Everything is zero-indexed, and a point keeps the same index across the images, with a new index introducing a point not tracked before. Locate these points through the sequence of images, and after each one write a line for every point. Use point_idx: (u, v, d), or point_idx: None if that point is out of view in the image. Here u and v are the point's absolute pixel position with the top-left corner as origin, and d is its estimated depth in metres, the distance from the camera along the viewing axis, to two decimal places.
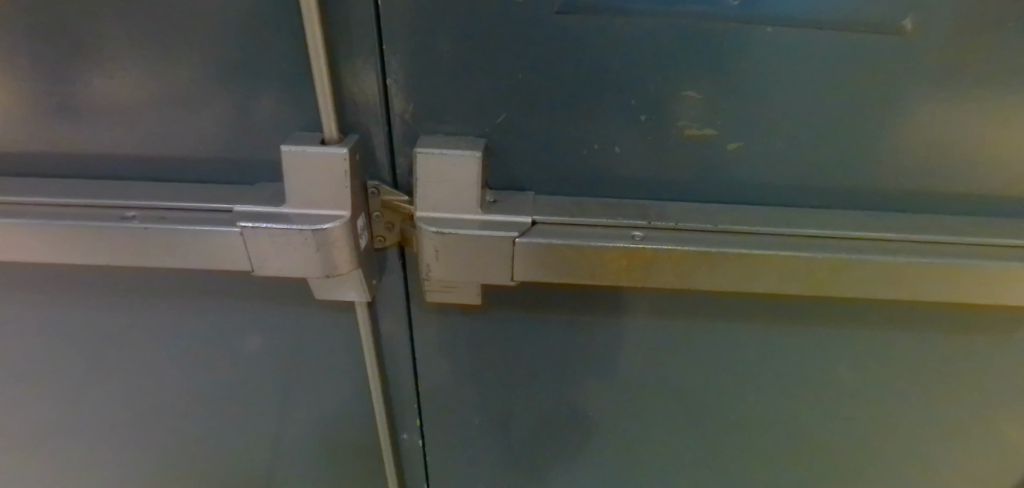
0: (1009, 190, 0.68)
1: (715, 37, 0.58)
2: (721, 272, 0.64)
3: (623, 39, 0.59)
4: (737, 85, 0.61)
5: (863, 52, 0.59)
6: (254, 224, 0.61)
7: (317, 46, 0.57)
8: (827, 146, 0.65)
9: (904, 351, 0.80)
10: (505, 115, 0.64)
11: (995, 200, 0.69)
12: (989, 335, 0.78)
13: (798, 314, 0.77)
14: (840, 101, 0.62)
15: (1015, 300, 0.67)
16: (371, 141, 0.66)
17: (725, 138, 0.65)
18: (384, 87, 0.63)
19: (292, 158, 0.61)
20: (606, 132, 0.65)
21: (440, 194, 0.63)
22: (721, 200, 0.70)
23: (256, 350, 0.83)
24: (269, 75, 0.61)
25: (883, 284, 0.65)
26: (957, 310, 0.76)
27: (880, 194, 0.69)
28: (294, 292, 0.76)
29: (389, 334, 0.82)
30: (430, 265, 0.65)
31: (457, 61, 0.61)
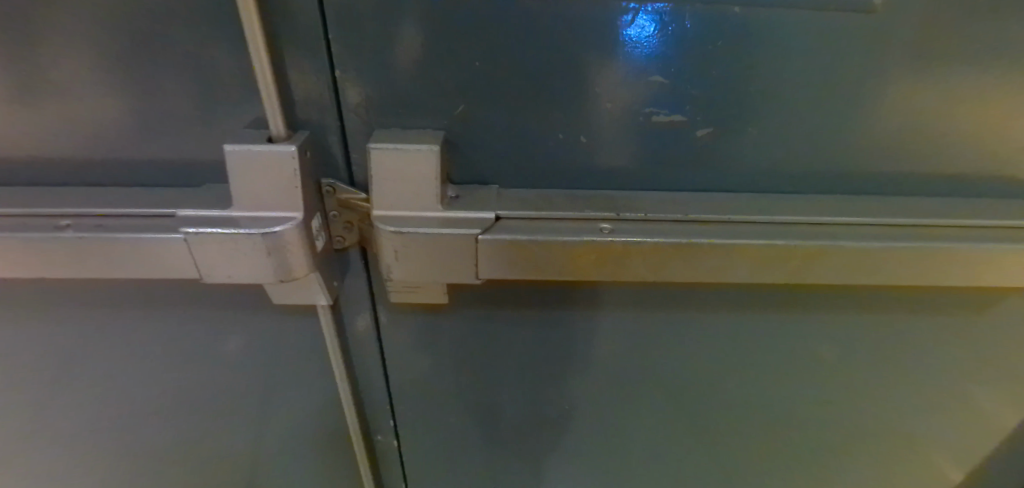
0: (979, 170, 0.68)
1: (681, 18, 0.56)
2: (694, 264, 0.62)
3: (585, 23, 0.56)
4: (705, 69, 0.59)
5: (833, 31, 0.57)
6: (198, 230, 0.58)
7: (256, 39, 0.53)
8: (799, 130, 0.64)
9: (879, 334, 0.80)
10: (464, 107, 0.61)
11: (964, 182, 0.68)
12: (962, 315, 0.78)
13: (773, 301, 0.75)
14: (811, 82, 0.60)
15: (987, 282, 0.67)
16: (323, 138, 0.62)
17: (694, 124, 0.63)
18: (333, 80, 0.59)
19: (236, 158, 0.57)
20: (572, 121, 0.62)
21: (397, 191, 0.60)
22: (691, 188, 0.68)
23: (217, 360, 0.79)
24: (208, 70, 0.57)
25: (856, 271, 0.64)
26: (931, 292, 0.75)
27: (853, 177, 0.67)
28: (252, 298, 0.73)
29: (356, 337, 0.79)
30: (390, 266, 0.62)
31: (410, 50, 0.57)
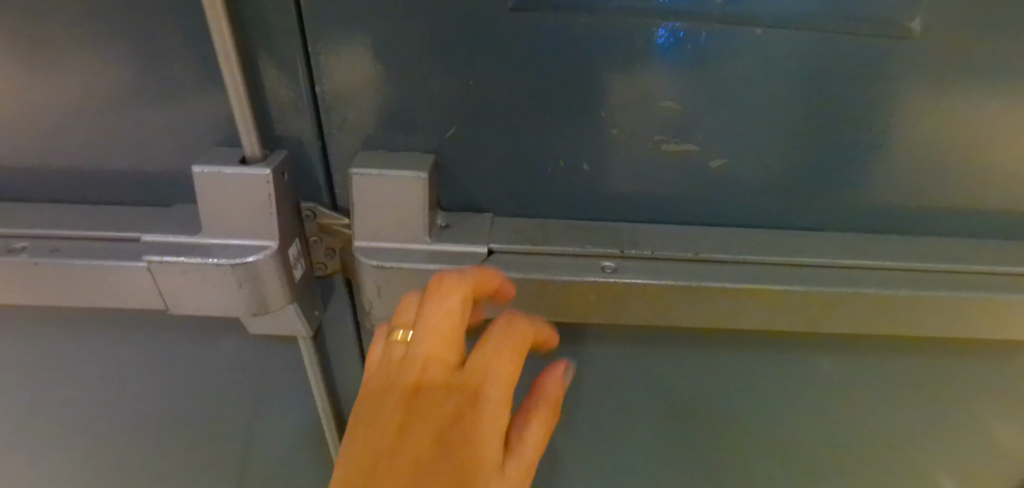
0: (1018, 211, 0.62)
1: (696, 40, 0.50)
2: (702, 308, 0.57)
3: (589, 44, 0.50)
4: (722, 94, 0.53)
5: (864, 59, 0.51)
6: (162, 258, 0.53)
7: (229, 53, 0.47)
8: (821, 163, 0.58)
9: (903, 382, 0.74)
10: (456, 129, 0.56)
11: (1001, 223, 0.62)
12: (993, 364, 0.72)
13: (788, 344, 0.70)
14: (837, 113, 0.55)
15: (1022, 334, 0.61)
16: (303, 158, 0.57)
17: (707, 155, 0.57)
18: (314, 96, 0.54)
19: (205, 181, 0.52)
20: (573, 148, 0.57)
21: (380, 221, 0.55)
22: (702, 221, 0.62)
23: (190, 388, 0.74)
24: (178, 85, 0.52)
25: (879, 320, 0.58)
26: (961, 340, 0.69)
27: (879, 215, 0.62)
28: (228, 325, 0.68)
29: (339, 365, 0.74)
30: (372, 300, 0.57)
31: (396, 68, 0.52)
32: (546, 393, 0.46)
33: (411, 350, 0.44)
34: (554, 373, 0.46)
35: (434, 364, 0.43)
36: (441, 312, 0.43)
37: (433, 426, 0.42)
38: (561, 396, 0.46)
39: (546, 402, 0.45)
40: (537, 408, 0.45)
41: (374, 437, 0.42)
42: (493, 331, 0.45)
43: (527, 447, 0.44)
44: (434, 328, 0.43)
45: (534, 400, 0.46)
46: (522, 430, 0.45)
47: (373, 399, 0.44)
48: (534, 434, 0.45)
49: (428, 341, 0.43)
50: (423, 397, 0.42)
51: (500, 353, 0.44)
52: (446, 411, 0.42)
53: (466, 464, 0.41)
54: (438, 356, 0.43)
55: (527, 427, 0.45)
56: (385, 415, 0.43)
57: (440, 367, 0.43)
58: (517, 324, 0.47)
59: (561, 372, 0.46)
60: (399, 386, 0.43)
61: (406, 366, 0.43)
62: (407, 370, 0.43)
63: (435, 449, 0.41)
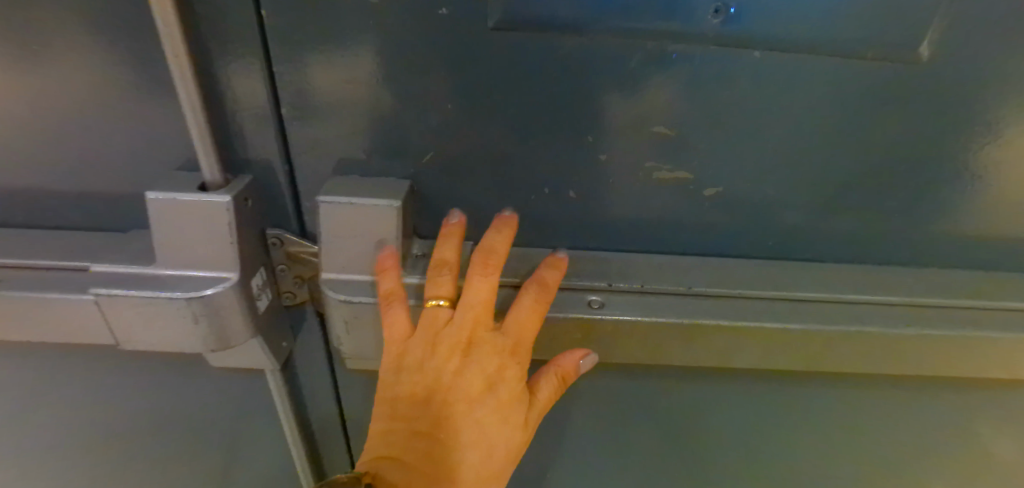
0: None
1: (691, 63, 0.47)
2: (696, 345, 0.54)
3: (577, 66, 0.47)
4: (717, 121, 0.50)
5: (868, 84, 0.49)
6: (109, 291, 0.49)
7: (185, 71, 0.44)
8: (821, 192, 0.55)
9: (905, 422, 0.70)
10: (433, 153, 0.52)
11: (1007, 257, 0.60)
12: (997, 401, 0.69)
13: (787, 383, 0.66)
14: (838, 140, 0.52)
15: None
16: (269, 183, 0.53)
17: (701, 183, 0.54)
18: (280, 117, 0.50)
19: (159, 207, 0.48)
20: (559, 174, 0.53)
21: (350, 251, 0.52)
22: (696, 251, 0.59)
23: (150, 424, 0.69)
24: (129, 103, 0.48)
25: (879, 359, 0.56)
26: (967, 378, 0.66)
27: (881, 247, 0.59)
28: (189, 359, 0.63)
29: (311, 400, 0.70)
30: (342, 334, 0.54)
31: (369, 89, 0.48)
32: (562, 367, 0.52)
33: (455, 315, 0.50)
34: (573, 356, 0.52)
35: (478, 328, 0.50)
36: (486, 284, 0.50)
37: (477, 377, 0.49)
38: (575, 372, 0.52)
39: (559, 373, 0.52)
40: (553, 375, 0.52)
41: (424, 381, 0.50)
42: (531, 296, 0.50)
43: (542, 401, 0.52)
44: (480, 299, 0.50)
45: (550, 368, 0.52)
46: (537, 387, 0.52)
47: (417, 350, 0.50)
48: (547, 395, 0.52)
49: (472, 308, 0.50)
50: (468, 353, 0.50)
51: (534, 317, 0.50)
52: (487, 365, 0.50)
53: (502, 404, 0.50)
54: (482, 319, 0.50)
55: (543, 387, 0.52)
56: (432, 364, 0.50)
57: (484, 330, 0.50)
58: (552, 274, 0.52)
59: (580, 358, 0.52)
60: (444, 342, 0.50)
61: (450, 326, 0.50)
62: (453, 331, 0.50)
63: (478, 394, 0.50)
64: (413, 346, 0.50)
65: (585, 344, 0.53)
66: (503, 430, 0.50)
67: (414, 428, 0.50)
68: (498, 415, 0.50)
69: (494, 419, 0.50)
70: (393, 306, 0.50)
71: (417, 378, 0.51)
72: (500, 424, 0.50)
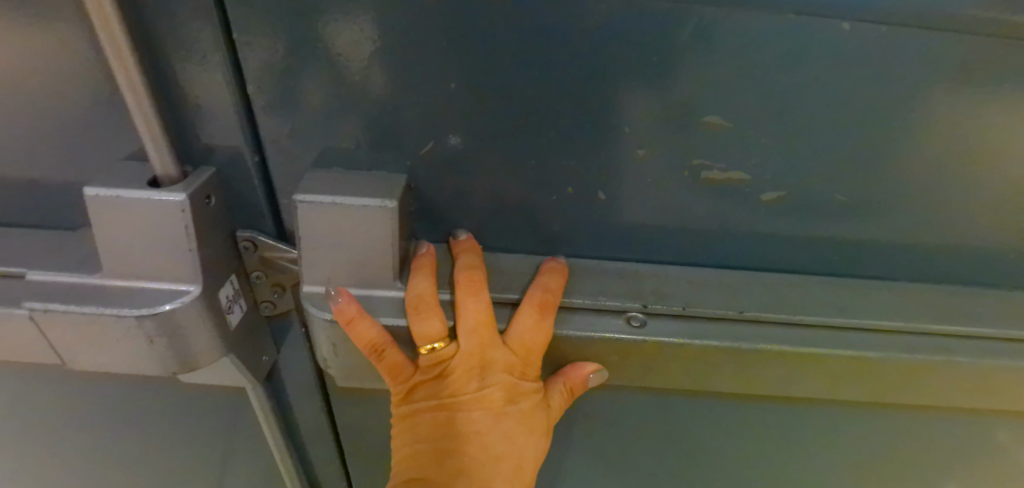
0: None
1: (762, 37, 0.37)
2: (746, 373, 0.46)
3: (617, 38, 0.37)
4: (788, 110, 0.40)
5: (984, 66, 0.38)
6: (46, 306, 0.41)
7: (119, 41, 0.34)
8: (903, 199, 0.45)
9: (964, 456, 0.62)
10: (435, 143, 0.43)
11: None
12: None
13: (839, 415, 0.57)
14: (935, 136, 0.42)
15: None
16: (237, 177, 0.44)
17: (758, 186, 0.44)
18: (245, 99, 0.40)
19: (100, 207, 0.39)
20: (588, 172, 0.44)
21: (334, 261, 0.43)
22: (741, 266, 0.50)
23: (107, 456, 0.60)
24: (61, 78, 0.39)
25: (956, 392, 0.49)
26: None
27: (962, 264, 0.50)
28: (141, 388, 0.54)
29: (296, 422, 0.61)
30: (328, 355, 0.46)
31: (356, 65, 0.39)
32: (569, 379, 0.47)
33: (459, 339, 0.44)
34: (580, 369, 0.46)
35: (485, 349, 0.44)
36: (482, 305, 0.43)
37: (496, 393, 0.45)
38: (584, 384, 0.47)
39: (568, 386, 0.47)
40: (562, 389, 0.47)
41: (440, 402, 0.46)
42: (532, 315, 0.44)
43: (559, 408, 0.47)
44: (481, 319, 0.43)
45: (558, 380, 0.47)
46: (550, 397, 0.47)
47: (424, 374, 0.45)
48: (560, 403, 0.47)
49: (475, 331, 0.44)
50: (483, 374, 0.45)
51: (542, 337, 0.44)
52: (504, 382, 0.45)
53: (525, 415, 0.47)
54: (488, 342, 0.44)
55: (556, 397, 0.47)
56: (443, 386, 0.46)
57: (494, 349, 0.44)
58: (555, 279, 0.45)
59: (590, 372, 0.46)
60: (452, 367, 0.45)
61: (458, 352, 0.44)
62: (461, 356, 0.44)
63: (500, 408, 0.46)
64: (420, 373, 0.45)
65: (592, 360, 0.46)
66: (529, 437, 0.48)
67: (439, 450, 0.46)
68: (522, 426, 0.47)
69: (519, 429, 0.47)
70: (385, 355, 0.44)
71: (432, 401, 0.46)
72: (525, 433, 0.47)
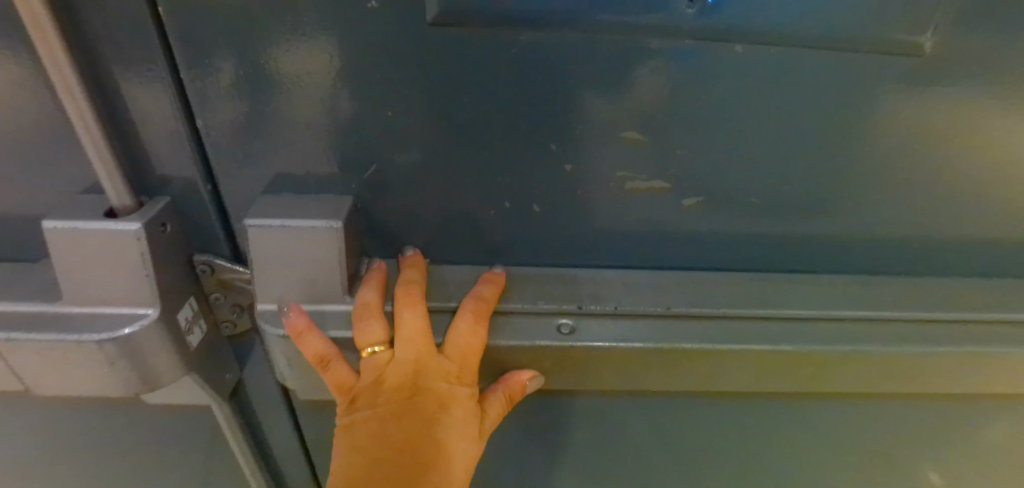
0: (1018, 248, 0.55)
1: (664, 59, 0.41)
2: (679, 368, 0.50)
3: (533, 64, 0.41)
4: (696, 123, 0.44)
5: (865, 76, 0.43)
6: (9, 335, 0.43)
7: (71, 84, 0.37)
8: (811, 199, 0.50)
9: (901, 439, 0.66)
10: (376, 166, 0.46)
11: (1001, 261, 0.56)
12: (998, 415, 0.65)
13: (779, 405, 0.61)
14: (831, 141, 0.46)
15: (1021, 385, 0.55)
16: (192, 205, 0.47)
17: (678, 193, 0.48)
18: (195, 132, 0.43)
19: (58, 239, 0.42)
20: (522, 187, 0.48)
21: (285, 279, 0.46)
22: (673, 265, 0.54)
23: (80, 478, 0.62)
24: (17, 119, 0.41)
25: (876, 376, 0.52)
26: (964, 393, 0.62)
27: (873, 256, 0.54)
28: (110, 411, 0.56)
29: (264, 438, 0.63)
30: (283, 370, 0.49)
31: (297, 97, 0.42)
32: (509, 386, 0.48)
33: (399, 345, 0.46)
34: (518, 376, 0.48)
35: (421, 356, 0.46)
36: (418, 315, 0.46)
37: (431, 400, 0.46)
38: (523, 392, 0.49)
39: (508, 392, 0.48)
40: (501, 395, 0.48)
41: (377, 412, 0.46)
42: (469, 318, 0.46)
43: (497, 416, 0.49)
44: (417, 326, 0.46)
45: (499, 388, 0.48)
46: (488, 404, 0.48)
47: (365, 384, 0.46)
48: (499, 410, 0.49)
49: (412, 338, 0.46)
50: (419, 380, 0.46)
51: (477, 342, 0.46)
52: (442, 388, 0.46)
53: (462, 424, 0.47)
54: (425, 347, 0.46)
55: (494, 402, 0.48)
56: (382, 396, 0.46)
57: (430, 356, 0.46)
58: (490, 288, 0.48)
59: (527, 379, 0.48)
60: (390, 375, 0.46)
61: (397, 358, 0.46)
62: (400, 362, 0.46)
63: (435, 416, 0.46)
64: (360, 383, 0.46)
65: (528, 368, 0.49)
66: (468, 450, 0.47)
67: (373, 463, 0.45)
68: (458, 435, 0.47)
69: (455, 439, 0.47)
70: (330, 367, 0.46)
71: (368, 412, 0.46)
72: (464, 445, 0.47)
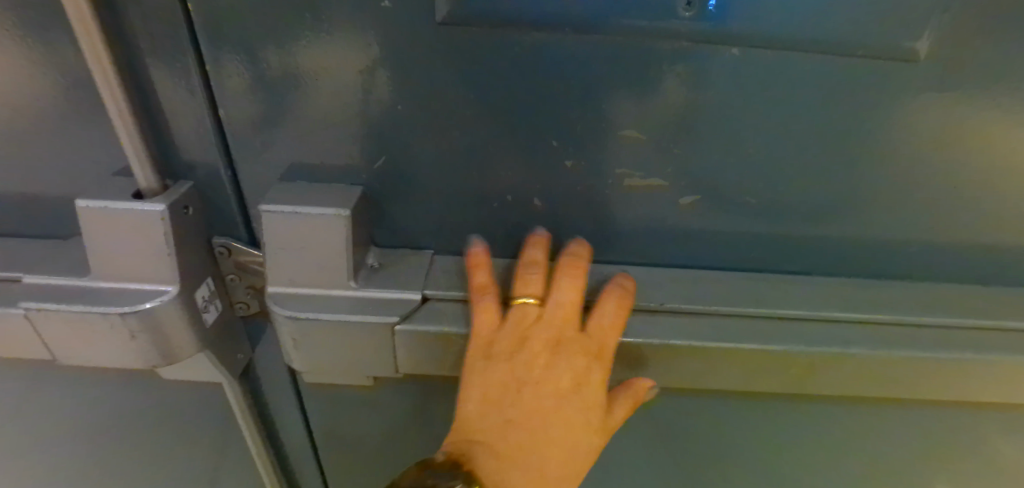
0: (1016, 258, 0.55)
1: (662, 60, 0.43)
2: (671, 365, 0.51)
3: (535, 63, 0.43)
4: (692, 124, 0.46)
5: (860, 81, 0.44)
6: (40, 305, 0.46)
7: (107, 72, 0.40)
8: (806, 201, 0.51)
9: (898, 452, 0.65)
10: (385, 159, 0.48)
11: (999, 271, 0.56)
12: (999, 431, 0.64)
13: (773, 409, 0.61)
14: (825, 144, 0.47)
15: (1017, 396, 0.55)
16: (213, 190, 0.50)
17: (675, 192, 0.50)
18: (218, 120, 0.46)
19: (89, 217, 0.45)
20: (524, 182, 0.50)
21: (295, 263, 0.49)
22: (669, 263, 0.55)
23: (97, 447, 0.65)
24: (56, 104, 0.45)
25: (869, 380, 0.53)
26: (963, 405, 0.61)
27: (867, 259, 0.55)
28: (129, 383, 0.59)
29: (274, 418, 0.66)
30: (289, 352, 0.51)
31: (313, 90, 0.44)
32: (636, 391, 0.50)
33: (547, 312, 0.47)
34: (643, 383, 0.50)
35: (564, 323, 0.47)
36: (574, 286, 0.47)
37: (568, 374, 0.46)
38: (644, 399, 0.51)
39: (634, 397, 0.50)
40: (628, 400, 0.50)
41: (514, 373, 0.46)
42: (613, 303, 0.48)
43: (618, 421, 0.49)
44: (569, 297, 0.47)
45: (627, 392, 0.50)
46: (615, 407, 0.49)
47: (506, 344, 0.47)
48: (622, 414, 0.49)
49: (561, 305, 0.47)
50: (559, 350, 0.46)
51: (615, 332, 0.48)
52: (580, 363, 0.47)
53: (587, 407, 0.47)
54: (572, 318, 0.47)
55: (620, 408, 0.49)
56: (523, 360, 0.46)
57: (573, 327, 0.47)
58: (628, 281, 0.50)
59: (650, 386, 0.50)
60: (533, 334, 0.47)
61: (540, 323, 0.47)
62: (543, 329, 0.47)
63: (567, 392, 0.46)
64: (500, 337, 0.47)
65: (649, 377, 0.51)
66: (585, 438, 0.47)
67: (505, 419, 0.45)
68: (581, 419, 0.47)
69: (579, 422, 0.47)
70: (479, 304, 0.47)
71: (506, 369, 0.46)
72: (583, 430, 0.47)
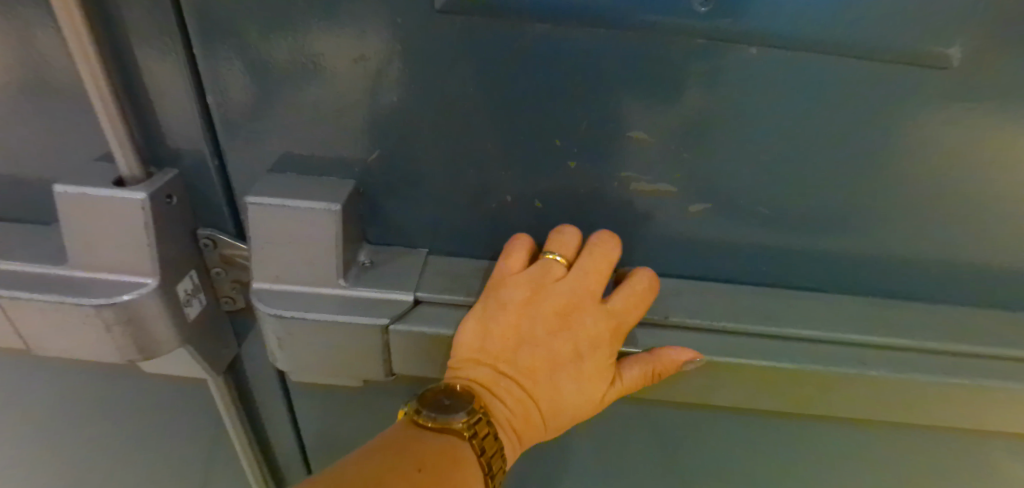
0: None
1: (675, 58, 0.40)
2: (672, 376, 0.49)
3: (539, 55, 0.40)
4: (704, 127, 0.43)
5: (888, 89, 0.41)
6: (13, 293, 0.44)
7: (86, 51, 0.38)
8: (823, 213, 0.48)
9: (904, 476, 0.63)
10: (379, 153, 0.46)
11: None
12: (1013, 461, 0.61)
13: (777, 427, 0.59)
14: (846, 153, 0.45)
15: None
16: (199, 179, 0.47)
17: (683, 198, 0.47)
18: (205, 106, 0.44)
19: (67, 203, 0.43)
20: (525, 182, 0.47)
21: (282, 258, 0.46)
22: (675, 272, 0.53)
23: (80, 434, 0.63)
24: (37, 83, 0.42)
25: (876, 403, 0.50)
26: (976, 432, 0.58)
27: (884, 278, 0.52)
28: (112, 373, 0.57)
29: (259, 415, 0.64)
30: (274, 350, 0.49)
31: (305, 78, 0.42)
32: (665, 366, 0.46)
33: (569, 275, 0.47)
34: (679, 356, 0.46)
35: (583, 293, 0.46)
36: (601, 259, 0.46)
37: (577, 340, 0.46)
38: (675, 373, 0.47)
39: (661, 372, 0.46)
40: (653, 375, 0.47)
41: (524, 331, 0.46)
42: (634, 281, 0.47)
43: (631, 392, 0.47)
44: (596, 267, 0.46)
45: (652, 362, 0.46)
46: (629, 378, 0.47)
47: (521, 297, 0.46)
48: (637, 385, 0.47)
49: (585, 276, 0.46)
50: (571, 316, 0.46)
51: (633, 311, 0.47)
52: (594, 331, 0.46)
53: (592, 377, 0.46)
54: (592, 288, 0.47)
55: (636, 377, 0.47)
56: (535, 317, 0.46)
57: (591, 298, 0.47)
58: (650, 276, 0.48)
59: (690, 363, 0.46)
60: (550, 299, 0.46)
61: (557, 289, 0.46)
62: (561, 289, 0.46)
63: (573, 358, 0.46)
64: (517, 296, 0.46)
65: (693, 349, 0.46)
66: (582, 400, 0.47)
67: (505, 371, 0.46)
68: (583, 385, 0.46)
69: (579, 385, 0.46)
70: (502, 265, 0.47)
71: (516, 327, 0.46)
72: (582, 393, 0.47)
